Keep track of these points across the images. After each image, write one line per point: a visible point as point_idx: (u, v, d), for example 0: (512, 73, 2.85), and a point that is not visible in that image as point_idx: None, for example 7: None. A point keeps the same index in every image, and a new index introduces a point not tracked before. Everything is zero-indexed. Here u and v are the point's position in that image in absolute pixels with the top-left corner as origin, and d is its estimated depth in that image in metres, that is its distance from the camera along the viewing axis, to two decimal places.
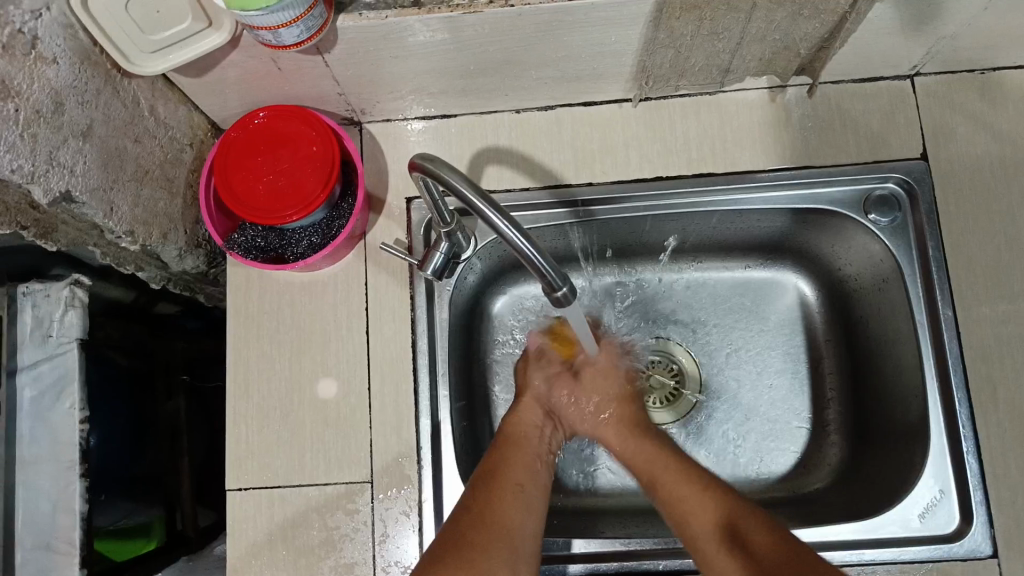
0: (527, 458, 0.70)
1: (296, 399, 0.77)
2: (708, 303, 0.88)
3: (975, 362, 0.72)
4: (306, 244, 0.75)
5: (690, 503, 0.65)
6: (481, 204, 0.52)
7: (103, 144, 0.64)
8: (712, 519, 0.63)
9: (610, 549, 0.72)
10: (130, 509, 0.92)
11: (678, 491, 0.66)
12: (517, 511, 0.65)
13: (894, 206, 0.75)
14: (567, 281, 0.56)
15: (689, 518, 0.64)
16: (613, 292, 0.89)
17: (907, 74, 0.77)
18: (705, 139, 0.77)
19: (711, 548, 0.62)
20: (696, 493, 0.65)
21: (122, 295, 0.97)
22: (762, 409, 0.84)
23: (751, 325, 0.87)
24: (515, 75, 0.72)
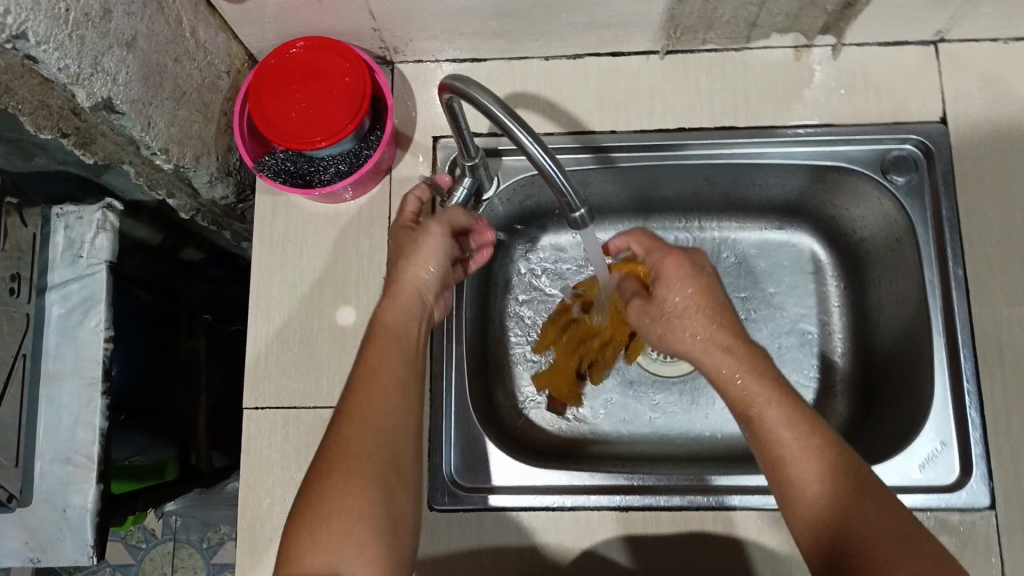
0: (393, 360, 0.62)
1: (315, 325, 0.79)
2: (727, 261, 0.90)
3: (983, 321, 0.73)
4: (333, 172, 0.77)
5: (798, 460, 0.57)
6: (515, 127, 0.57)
7: (145, 57, 0.67)
8: (828, 513, 0.55)
9: (613, 483, 0.76)
10: (145, 445, 0.93)
11: (787, 440, 0.58)
12: (377, 440, 0.57)
13: (912, 167, 0.77)
14: (585, 203, 0.63)
15: (795, 474, 0.57)
16: None
17: (931, 40, 0.78)
18: (728, 94, 0.79)
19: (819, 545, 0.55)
20: (811, 473, 0.56)
21: (149, 236, 1.01)
22: (789, 355, 0.86)
23: (802, 275, 0.89)
24: (545, 19, 0.74)
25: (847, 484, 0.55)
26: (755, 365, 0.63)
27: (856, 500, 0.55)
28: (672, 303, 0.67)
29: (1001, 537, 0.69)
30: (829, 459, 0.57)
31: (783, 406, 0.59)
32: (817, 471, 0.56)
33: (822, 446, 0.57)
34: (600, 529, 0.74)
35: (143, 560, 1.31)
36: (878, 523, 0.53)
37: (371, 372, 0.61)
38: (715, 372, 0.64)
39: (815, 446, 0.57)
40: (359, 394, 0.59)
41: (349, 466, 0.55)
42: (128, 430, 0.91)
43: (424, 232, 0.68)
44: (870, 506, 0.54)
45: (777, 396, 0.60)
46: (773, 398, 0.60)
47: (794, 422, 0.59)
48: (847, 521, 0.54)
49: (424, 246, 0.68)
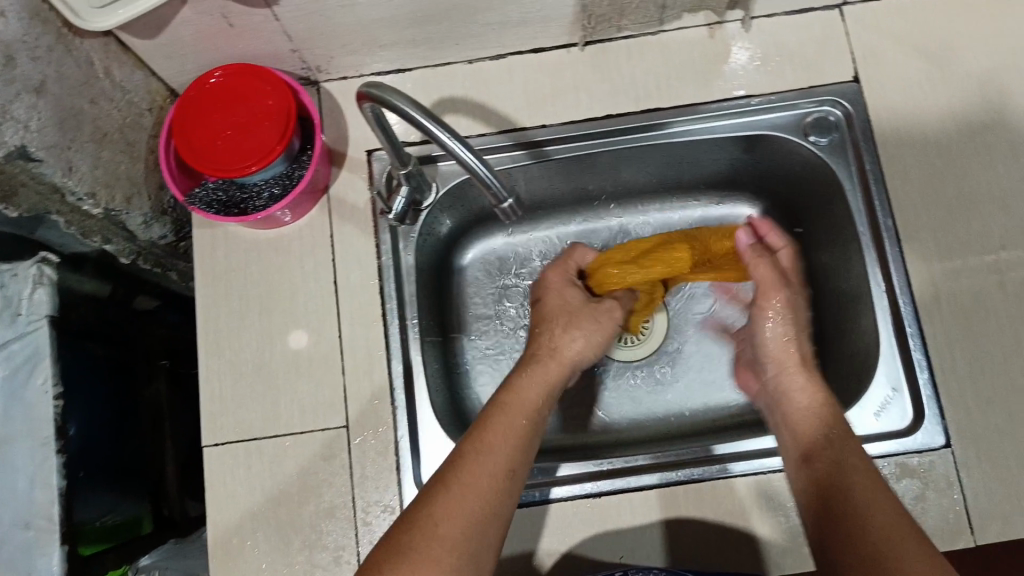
0: (525, 410, 0.67)
1: (268, 352, 0.78)
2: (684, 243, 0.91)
3: (917, 265, 0.76)
4: (267, 196, 0.77)
5: (841, 485, 0.61)
6: (429, 124, 0.59)
7: (58, 101, 0.66)
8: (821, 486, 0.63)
9: (585, 471, 0.76)
10: (115, 502, 0.90)
11: (842, 470, 0.63)
12: (500, 452, 0.62)
13: (832, 127, 0.79)
14: (512, 193, 0.66)
15: (807, 467, 0.65)
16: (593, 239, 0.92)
17: (836, 3, 0.81)
18: (649, 77, 0.81)
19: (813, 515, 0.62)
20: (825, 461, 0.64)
21: (97, 288, 0.93)
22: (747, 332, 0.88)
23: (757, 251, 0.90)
24: (461, 22, 0.75)
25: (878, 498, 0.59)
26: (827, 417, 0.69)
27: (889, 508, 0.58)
28: (781, 340, 0.76)
29: (959, 473, 0.71)
30: (878, 484, 0.61)
31: (847, 450, 0.65)
32: (862, 490, 0.60)
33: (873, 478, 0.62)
34: (578, 520, 0.74)
35: None
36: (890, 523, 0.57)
37: (509, 405, 0.66)
38: (788, 422, 0.71)
39: (871, 478, 0.61)
40: (495, 423, 0.64)
41: (474, 464, 0.60)
42: (96, 490, 0.87)
43: (608, 319, 0.78)
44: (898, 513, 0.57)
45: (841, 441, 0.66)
46: (838, 442, 0.65)
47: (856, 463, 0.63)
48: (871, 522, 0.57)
49: (594, 332, 0.76)
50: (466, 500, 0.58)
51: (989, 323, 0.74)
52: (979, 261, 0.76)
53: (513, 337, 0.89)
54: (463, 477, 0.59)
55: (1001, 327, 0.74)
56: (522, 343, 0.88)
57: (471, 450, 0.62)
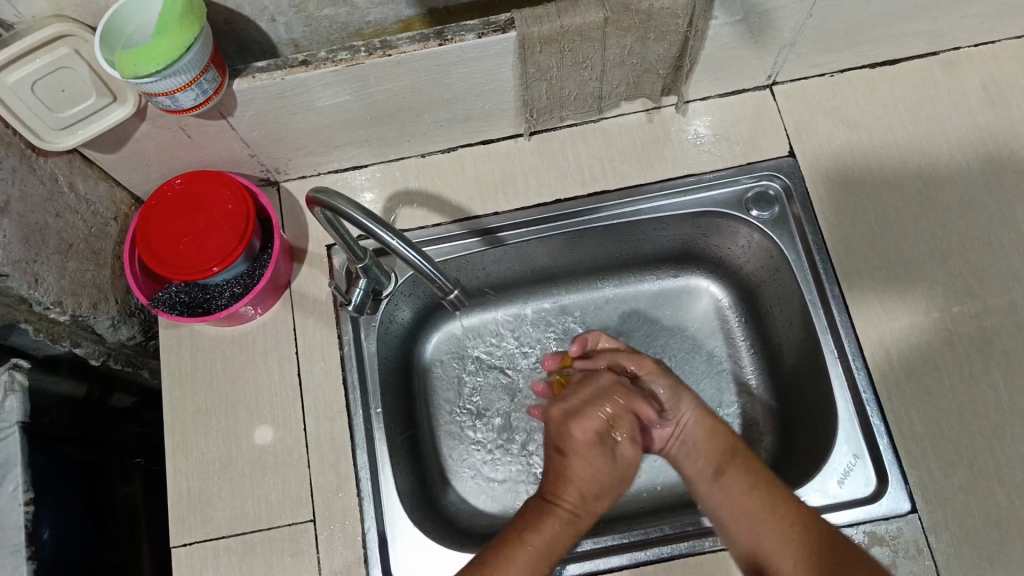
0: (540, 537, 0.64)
1: (233, 448, 0.79)
2: (642, 318, 0.94)
3: (865, 330, 0.78)
4: (228, 295, 0.79)
5: (755, 514, 0.69)
6: (378, 228, 0.61)
7: (22, 219, 0.69)
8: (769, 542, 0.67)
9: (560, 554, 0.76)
10: None
11: (751, 498, 0.70)
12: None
13: (772, 200, 0.83)
14: (457, 283, 0.69)
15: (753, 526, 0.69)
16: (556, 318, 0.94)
17: (766, 84, 0.86)
18: (594, 161, 0.84)
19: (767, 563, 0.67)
20: (778, 528, 0.67)
21: (75, 388, 0.95)
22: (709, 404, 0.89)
23: (714, 324, 0.93)
24: (410, 121, 0.79)
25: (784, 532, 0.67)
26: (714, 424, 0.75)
27: (797, 518, 0.68)
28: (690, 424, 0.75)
29: (928, 537, 0.71)
30: (777, 497, 0.69)
31: (756, 475, 0.71)
32: (760, 510, 0.69)
33: (770, 487, 0.70)
34: None
35: None
36: (788, 536, 0.67)
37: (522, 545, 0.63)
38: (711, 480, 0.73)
39: (784, 502, 0.69)
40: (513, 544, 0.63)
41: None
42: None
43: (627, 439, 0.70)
44: (800, 519, 0.68)
45: (727, 458, 0.73)
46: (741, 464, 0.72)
47: (740, 475, 0.72)
48: (769, 540, 0.67)
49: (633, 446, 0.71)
50: None
51: (941, 383, 0.76)
52: (922, 321, 0.78)
53: (482, 419, 0.90)
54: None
55: (953, 387, 0.76)
56: (489, 423, 0.90)
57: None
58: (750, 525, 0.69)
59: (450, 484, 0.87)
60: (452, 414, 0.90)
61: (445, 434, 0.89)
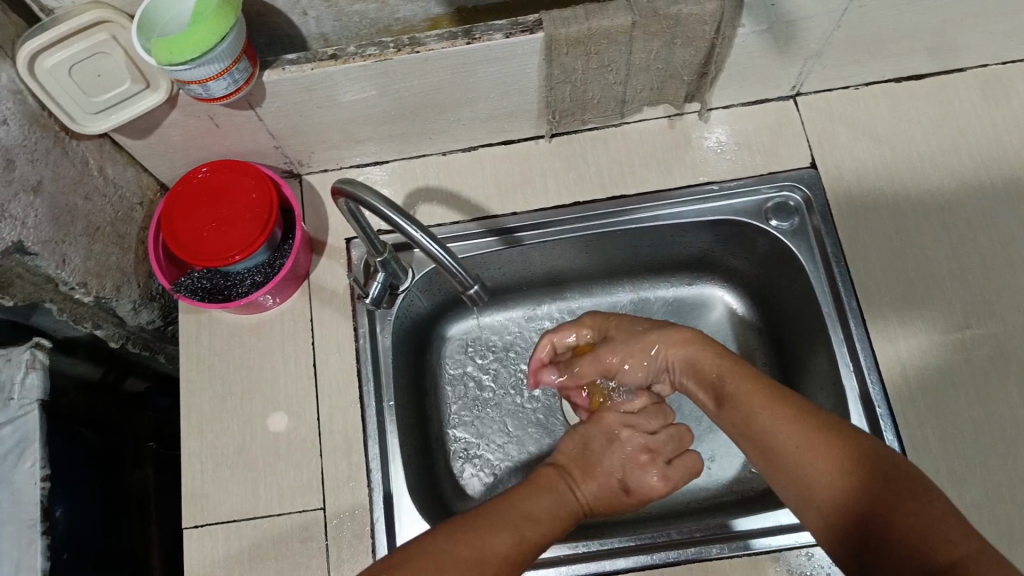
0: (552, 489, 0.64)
1: (247, 434, 0.80)
2: (657, 324, 0.94)
3: (881, 344, 0.78)
4: (249, 283, 0.80)
5: (777, 434, 0.62)
6: (400, 219, 0.62)
7: (52, 200, 0.71)
8: (794, 462, 0.61)
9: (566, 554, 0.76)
10: None
11: (765, 417, 0.63)
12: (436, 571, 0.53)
13: (791, 211, 0.83)
14: (477, 279, 0.70)
15: (776, 449, 0.62)
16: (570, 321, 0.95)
17: (790, 94, 0.86)
18: (614, 165, 0.85)
19: (792, 488, 0.61)
20: (799, 447, 0.61)
21: (93, 371, 0.97)
22: None
23: (729, 333, 0.93)
24: (434, 119, 0.80)
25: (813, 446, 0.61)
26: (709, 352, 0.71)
27: (825, 430, 0.61)
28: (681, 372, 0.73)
29: None
30: (797, 414, 0.62)
31: (768, 397, 0.64)
32: (783, 422, 0.62)
33: (789, 403, 0.64)
34: None
35: None
36: (814, 445, 0.60)
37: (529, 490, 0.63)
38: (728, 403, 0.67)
39: (803, 420, 0.62)
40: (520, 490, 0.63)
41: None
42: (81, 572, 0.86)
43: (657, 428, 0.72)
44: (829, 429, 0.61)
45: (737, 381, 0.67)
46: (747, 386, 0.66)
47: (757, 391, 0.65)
48: (799, 454, 0.60)
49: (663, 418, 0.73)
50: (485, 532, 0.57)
51: (954, 401, 0.76)
52: (938, 337, 0.78)
53: (490, 416, 0.90)
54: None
55: (968, 405, 0.76)
56: (496, 421, 0.90)
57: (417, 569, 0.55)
58: (774, 440, 0.62)
59: (458, 479, 0.87)
60: (462, 410, 0.90)
61: (455, 429, 0.90)
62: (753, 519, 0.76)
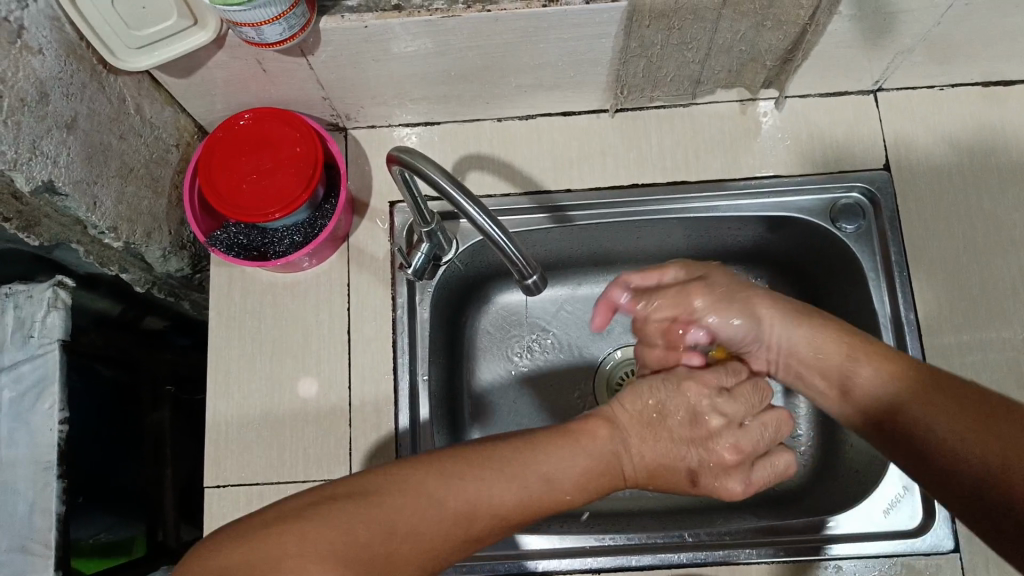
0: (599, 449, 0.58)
1: (275, 396, 0.77)
2: None
3: (937, 363, 0.75)
4: (288, 243, 0.76)
5: (871, 375, 0.63)
6: (465, 201, 0.57)
7: (86, 136, 0.66)
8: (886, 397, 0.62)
9: (601, 545, 0.74)
10: (114, 524, 0.88)
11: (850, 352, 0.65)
12: (506, 493, 0.53)
13: (859, 213, 0.79)
14: (537, 268, 0.65)
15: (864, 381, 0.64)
16: None
17: (871, 89, 0.81)
18: (678, 148, 0.81)
19: (918, 447, 0.58)
20: (897, 381, 0.61)
21: (112, 308, 0.93)
22: None
23: None
24: (494, 82, 0.75)
25: (935, 482, 0.57)
26: (807, 322, 0.68)
27: (979, 445, 0.54)
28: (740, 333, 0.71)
29: None
30: (916, 386, 0.60)
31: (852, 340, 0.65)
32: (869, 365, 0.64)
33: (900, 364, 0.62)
34: None
35: None
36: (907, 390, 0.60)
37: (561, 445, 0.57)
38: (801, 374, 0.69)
39: (888, 362, 0.63)
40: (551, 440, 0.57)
41: (426, 497, 0.50)
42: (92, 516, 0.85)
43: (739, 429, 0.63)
44: (986, 448, 0.53)
45: (845, 341, 0.66)
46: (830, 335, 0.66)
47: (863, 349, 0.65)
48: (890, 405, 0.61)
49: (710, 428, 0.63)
50: (479, 481, 0.52)
51: None
52: (997, 360, 0.75)
53: (518, 401, 0.87)
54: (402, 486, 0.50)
55: None
56: (525, 406, 0.87)
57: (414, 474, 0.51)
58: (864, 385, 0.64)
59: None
60: (504, 399, 0.87)
61: (496, 417, 0.87)
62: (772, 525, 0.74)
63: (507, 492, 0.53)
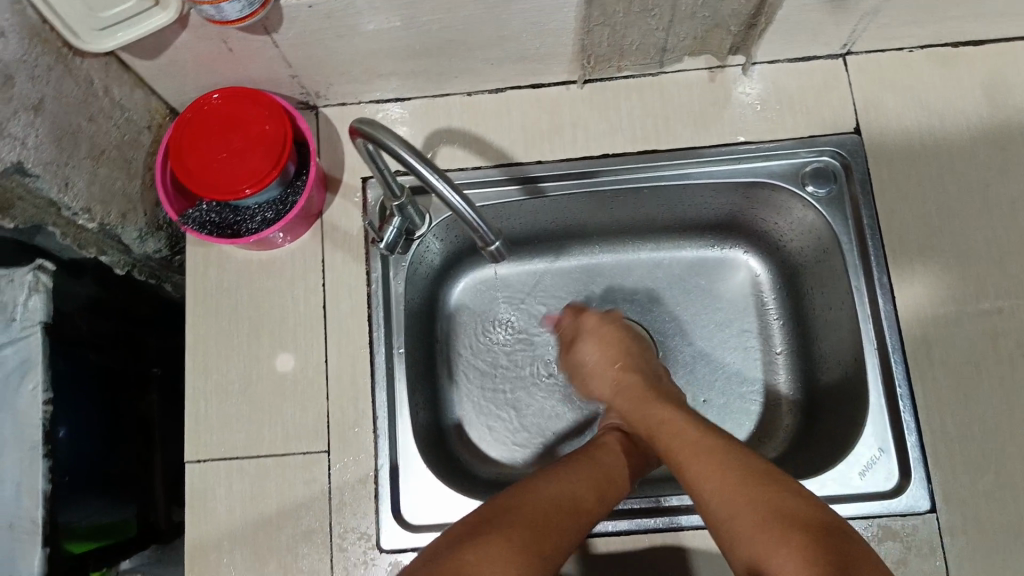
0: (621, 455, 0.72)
1: (253, 373, 0.78)
2: (675, 282, 0.92)
3: (910, 324, 0.75)
4: (260, 220, 0.77)
5: (690, 454, 0.64)
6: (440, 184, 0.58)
7: (54, 119, 0.67)
8: (706, 483, 0.61)
9: None
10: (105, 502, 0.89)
11: (675, 436, 0.66)
12: (594, 486, 0.66)
13: (830, 177, 0.79)
14: (500, 234, 0.65)
15: (685, 466, 0.63)
16: (587, 277, 0.93)
17: (840, 52, 0.81)
18: (648, 118, 0.81)
19: (738, 541, 0.57)
20: (712, 463, 0.61)
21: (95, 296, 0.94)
22: (729, 376, 0.88)
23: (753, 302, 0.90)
24: (461, 56, 0.75)
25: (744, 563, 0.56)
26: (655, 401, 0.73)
27: (782, 553, 0.53)
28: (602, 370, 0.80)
29: (943, 538, 0.70)
30: (733, 473, 0.60)
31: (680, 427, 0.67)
32: (692, 451, 0.64)
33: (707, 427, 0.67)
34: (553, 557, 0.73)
35: None
36: (725, 476, 0.60)
37: (605, 455, 0.71)
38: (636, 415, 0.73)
39: (710, 446, 0.63)
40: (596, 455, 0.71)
41: (539, 498, 0.61)
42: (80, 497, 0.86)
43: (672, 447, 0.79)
44: (794, 530, 0.55)
45: (676, 428, 0.67)
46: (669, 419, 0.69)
47: (689, 435, 0.66)
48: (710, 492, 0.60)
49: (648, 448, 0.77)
50: (569, 484, 0.64)
51: (980, 386, 0.73)
52: (971, 320, 0.75)
53: (497, 374, 0.89)
54: (527, 500, 0.61)
55: (991, 392, 0.73)
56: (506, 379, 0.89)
57: (526, 493, 0.62)
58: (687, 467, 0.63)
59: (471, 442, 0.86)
60: (473, 363, 0.89)
61: (476, 389, 0.88)
62: None
63: (589, 488, 0.65)
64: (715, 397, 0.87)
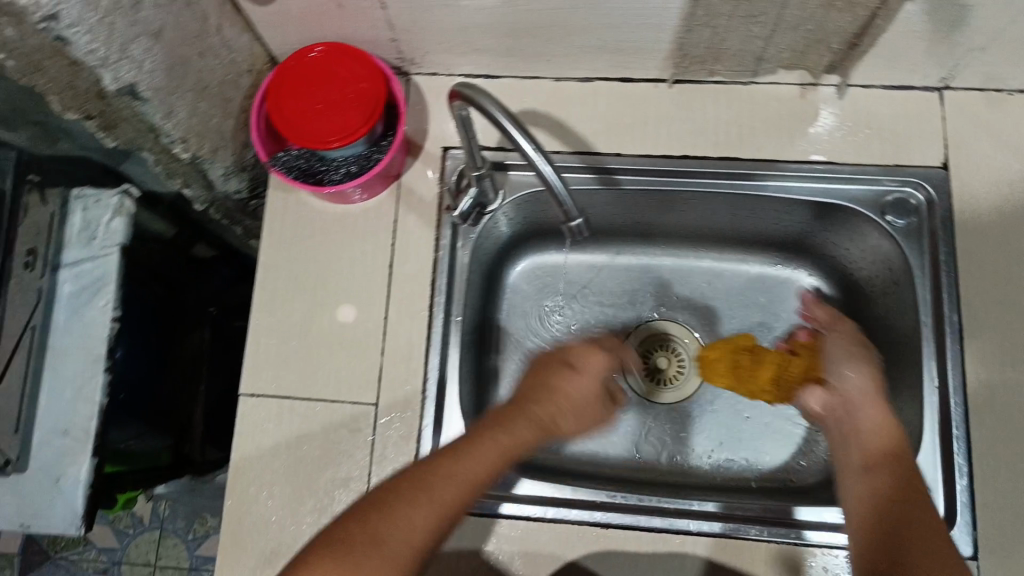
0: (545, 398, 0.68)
1: (315, 320, 0.80)
2: (734, 294, 0.92)
3: (973, 366, 0.74)
4: (343, 172, 0.80)
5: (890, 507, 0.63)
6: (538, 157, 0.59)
7: (170, 49, 0.70)
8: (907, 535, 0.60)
9: (609, 501, 0.76)
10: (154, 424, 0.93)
11: (900, 483, 0.65)
12: (504, 454, 0.62)
13: (910, 210, 0.78)
14: (583, 211, 0.65)
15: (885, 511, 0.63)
16: (646, 276, 0.93)
17: (937, 86, 0.80)
18: (733, 126, 0.81)
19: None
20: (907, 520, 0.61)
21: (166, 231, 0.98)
22: None
23: None
24: (559, 40, 0.77)
25: None
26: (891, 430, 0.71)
27: None
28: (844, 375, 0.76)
29: None
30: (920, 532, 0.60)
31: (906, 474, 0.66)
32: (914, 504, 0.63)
33: (903, 475, 0.66)
34: (580, 546, 0.74)
35: (129, 546, 1.35)
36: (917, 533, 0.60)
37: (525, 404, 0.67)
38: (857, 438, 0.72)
39: (921, 507, 0.63)
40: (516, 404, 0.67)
41: (433, 474, 0.58)
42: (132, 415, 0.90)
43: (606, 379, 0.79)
44: None
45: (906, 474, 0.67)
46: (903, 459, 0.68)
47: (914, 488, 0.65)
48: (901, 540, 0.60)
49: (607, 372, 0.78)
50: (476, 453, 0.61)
51: None
52: None
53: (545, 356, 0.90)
54: (429, 484, 0.57)
55: None
56: None
57: (428, 474, 0.58)
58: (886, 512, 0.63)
59: None
60: (526, 342, 0.90)
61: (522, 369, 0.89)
62: (780, 510, 0.74)
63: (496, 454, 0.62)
64: (759, 414, 0.87)
